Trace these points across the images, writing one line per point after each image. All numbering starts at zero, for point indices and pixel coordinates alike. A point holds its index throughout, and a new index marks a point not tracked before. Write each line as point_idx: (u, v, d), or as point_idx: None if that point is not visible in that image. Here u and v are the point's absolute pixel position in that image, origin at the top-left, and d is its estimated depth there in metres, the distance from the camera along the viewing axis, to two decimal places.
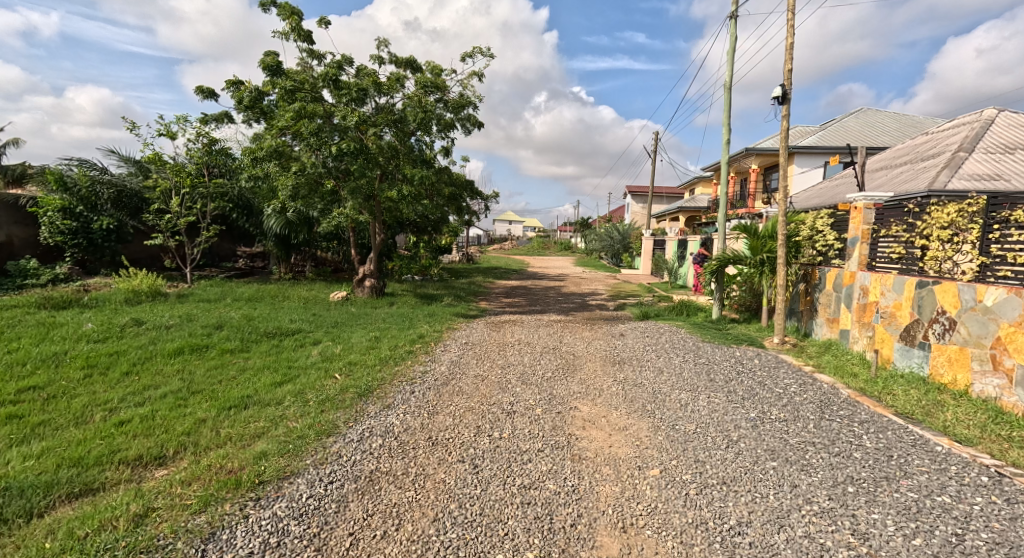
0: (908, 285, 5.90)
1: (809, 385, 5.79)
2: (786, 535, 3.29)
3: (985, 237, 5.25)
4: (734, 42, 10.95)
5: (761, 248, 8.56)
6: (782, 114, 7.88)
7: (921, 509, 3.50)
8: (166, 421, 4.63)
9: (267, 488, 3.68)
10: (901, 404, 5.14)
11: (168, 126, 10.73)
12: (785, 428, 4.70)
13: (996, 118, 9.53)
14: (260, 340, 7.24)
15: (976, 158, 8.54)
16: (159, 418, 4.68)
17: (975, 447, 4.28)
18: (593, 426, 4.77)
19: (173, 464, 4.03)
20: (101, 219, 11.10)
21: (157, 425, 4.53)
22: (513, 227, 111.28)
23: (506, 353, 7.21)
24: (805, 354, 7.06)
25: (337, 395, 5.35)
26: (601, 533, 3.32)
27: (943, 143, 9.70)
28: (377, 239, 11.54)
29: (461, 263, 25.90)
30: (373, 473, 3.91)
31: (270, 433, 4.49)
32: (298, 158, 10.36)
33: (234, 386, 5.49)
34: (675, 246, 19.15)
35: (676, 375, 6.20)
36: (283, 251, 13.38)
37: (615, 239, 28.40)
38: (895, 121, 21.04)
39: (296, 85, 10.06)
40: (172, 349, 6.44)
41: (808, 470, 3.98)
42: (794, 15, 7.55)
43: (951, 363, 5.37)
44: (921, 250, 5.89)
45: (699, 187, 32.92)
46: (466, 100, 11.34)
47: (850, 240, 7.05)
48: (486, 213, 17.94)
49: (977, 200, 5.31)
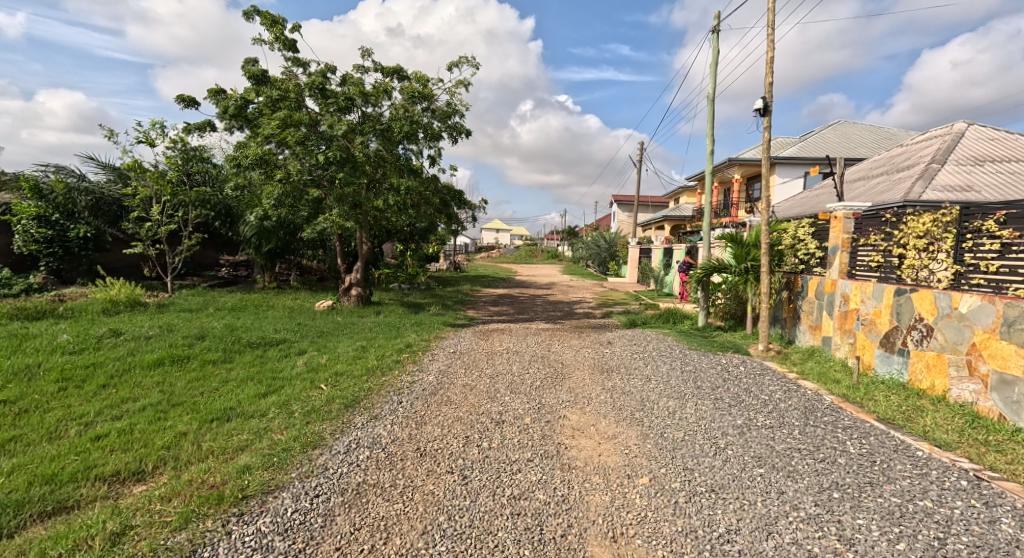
0: (887, 293, 6.07)
1: (794, 391, 5.89)
2: (775, 542, 3.34)
3: (959, 246, 5.26)
4: (716, 56, 11.19)
5: (745, 256, 8.68)
6: (765, 125, 8.06)
7: (904, 514, 3.58)
8: (145, 435, 4.58)
9: (250, 503, 3.66)
10: (882, 409, 5.25)
11: (146, 133, 10.69)
12: (772, 434, 4.78)
13: (967, 132, 9.81)
14: (244, 350, 7.20)
15: (948, 170, 8.78)
16: (138, 431, 4.64)
17: (954, 451, 4.39)
18: (583, 434, 4.82)
19: (152, 479, 3.99)
20: (77, 227, 10.96)
21: (136, 440, 4.48)
22: (500, 236, 111.74)
23: (494, 362, 7.25)
24: (790, 361, 7.16)
25: (323, 407, 5.34)
26: (592, 542, 3.35)
27: (917, 155, 9.97)
28: (363, 248, 11.51)
29: (447, 272, 25.94)
30: (360, 486, 3.90)
31: (254, 445, 4.47)
32: (282, 165, 10.32)
33: (216, 398, 5.44)
34: (660, 255, 19.39)
35: (664, 383, 6.29)
36: (267, 260, 13.47)
37: (602, 247, 28.65)
38: (872, 132, 21.55)
39: (281, 93, 10.09)
40: (151, 361, 6.37)
41: (794, 476, 4.06)
42: (772, 30, 7.75)
43: (929, 369, 5.49)
44: (899, 258, 6.05)
45: (684, 196, 33.30)
46: (452, 108, 11.45)
47: (831, 250, 7.19)
48: (474, 221, 17.98)
49: (951, 210, 5.34)
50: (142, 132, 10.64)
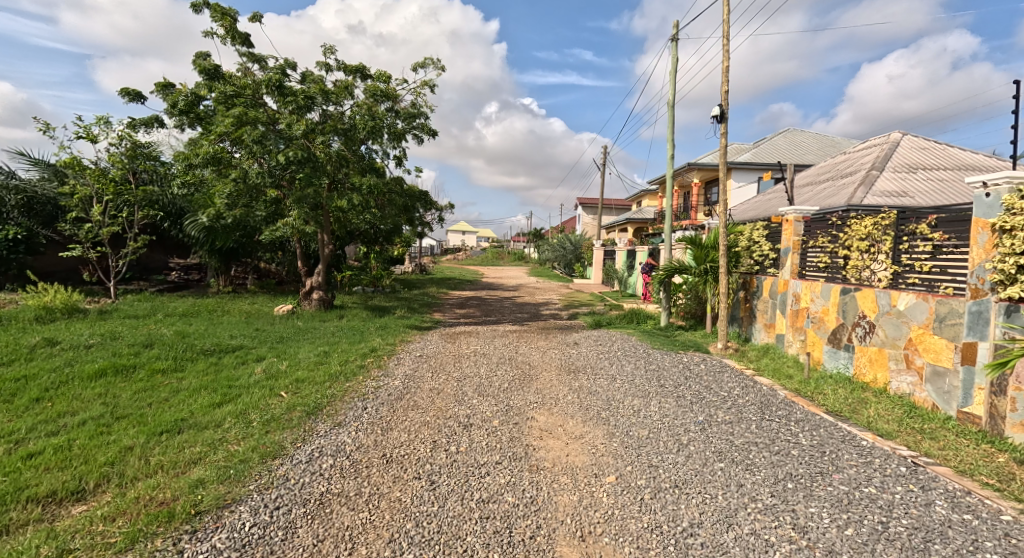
0: (834, 292, 6.42)
1: (751, 387, 6.15)
2: (734, 533, 3.51)
3: (897, 248, 5.63)
4: (675, 63, 11.54)
5: (704, 258, 8.93)
6: (722, 131, 8.37)
7: (852, 501, 3.82)
8: (84, 451, 4.46)
9: (204, 519, 3.61)
10: (830, 402, 5.56)
11: (87, 128, 10.34)
12: (731, 429, 5.00)
13: (902, 141, 10.41)
14: (197, 358, 7.06)
15: (887, 176, 9.30)
16: (76, 448, 4.51)
17: (894, 440, 4.68)
18: (550, 435, 4.93)
19: (93, 498, 3.88)
20: (6, 230, 10.53)
21: (74, 457, 4.36)
22: (466, 238, 111.49)
23: (461, 365, 7.31)
24: (746, 358, 7.46)
25: (283, 415, 5.31)
26: (561, 543, 3.45)
27: (859, 161, 10.52)
28: (325, 251, 11.36)
29: (413, 274, 25.82)
30: (324, 496, 3.92)
31: (208, 458, 4.41)
32: (238, 165, 10.11)
33: (166, 410, 5.33)
34: (623, 256, 19.77)
35: (629, 382, 6.48)
36: (221, 262, 13.37)
37: (567, 249, 29.00)
38: (819, 140, 22.54)
39: (236, 90, 9.91)
40: (92, 372, 6.17)
41: (752, 469, 4.26)
42: (727, 40, 8.07)
43: (872, 363, 5.83)
44: (844, 259, 6.41)
45: (647, 199, 34.00)
46: (417, 109, 11.46)
47: (783, 251, 7.53)
48: (441, 224, 17.95)
49: (889, 213, 5.69)
50: (83, 127, 10.32)
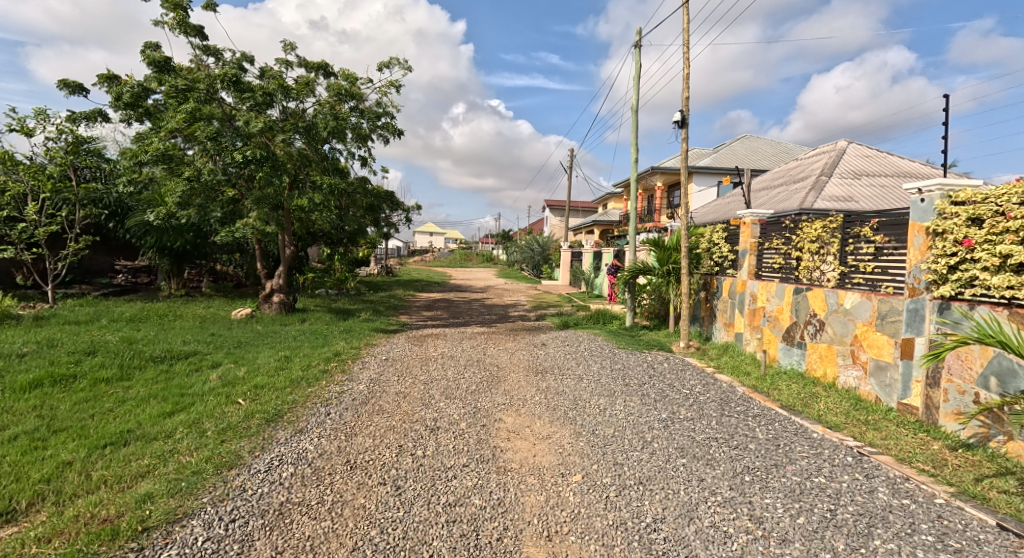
0: (788, 292, 6.71)
1: (711, 385, 6.37)
2: (695, 526, 3.66)
3: (843, 249, 5.94)
4: (638, 69, 11.82)
5: (667, 259, 9.22)
6: (683, 136, 8.63)
7: (803, 490, 4.03)
8: (18, 467, 4.28)
9: (152, 535, 3.53)
10: (784, 396, 5.82)
11: (23, 121, 9.96)
12: (692, 425, 5.18)
13: (849, 148, 10.93)
14: (146, 366, 6.87)
15: (836, 182, 9.75)
16: (9, 464, 4.32)
17: (841, 431, 4.94)
18: (518, 436, 5.02)
19: (25, 519, 3.71)
20: None
21: (7, 473, 4.19)
22: (434, 240, 110.86)
23: (428, 368, 7.33)
24: (707, 356, 7.72)
25: (241, 423, 5.24)
26: (527, 543, 3.53)
27: (811, 167, 10.98)
28: (286, 253, 11.13)
29: (380, 276, 25.59)
30: (284, 505, 3.90)
31: (157, 471, 4.32)
32: (192, 163, 9.86)
33: (110, 421, 5.19)
34: (590, 258, 20.05)
35: (595, 382, 6.63)
36: (173, 265, 12.81)
37: (535, 251, 29.20)
38: (776, 146, 23.35)
39: (190, 84, 9.66)
40: (26, 383, 5.92)
41: (712, 464, 4.44)
42: (687, 48, 8.34)
43: (822, 359, 6.12)
44: (796, 261, 6.71)
45: (613, 201, 34.52)
46: (382, 109, 11.42)
47: (741, 253, 7.81)
48: (409, 226, 17.86)
49: (836, 217, 5.99)
50: (18, 121, 9.92)
